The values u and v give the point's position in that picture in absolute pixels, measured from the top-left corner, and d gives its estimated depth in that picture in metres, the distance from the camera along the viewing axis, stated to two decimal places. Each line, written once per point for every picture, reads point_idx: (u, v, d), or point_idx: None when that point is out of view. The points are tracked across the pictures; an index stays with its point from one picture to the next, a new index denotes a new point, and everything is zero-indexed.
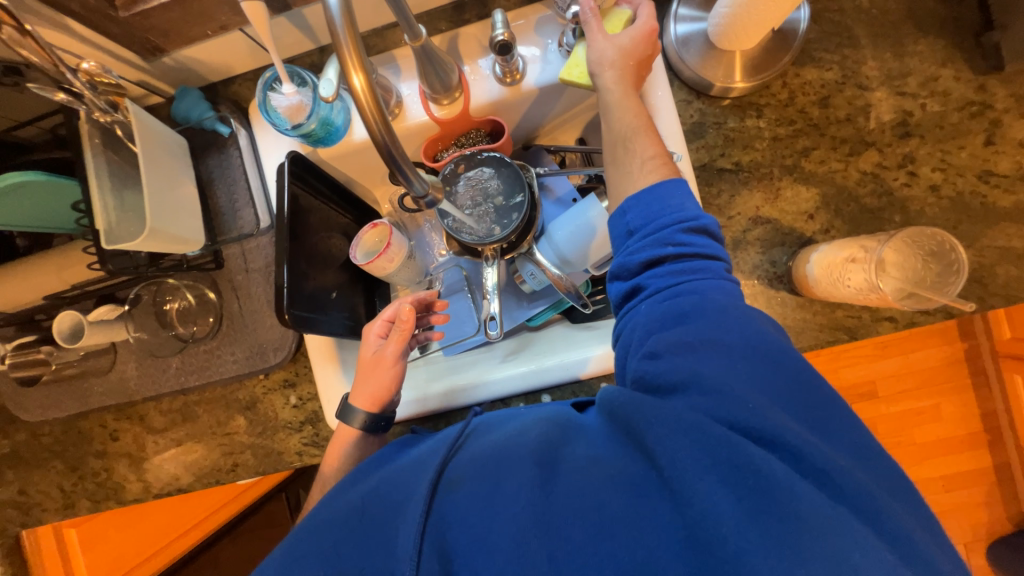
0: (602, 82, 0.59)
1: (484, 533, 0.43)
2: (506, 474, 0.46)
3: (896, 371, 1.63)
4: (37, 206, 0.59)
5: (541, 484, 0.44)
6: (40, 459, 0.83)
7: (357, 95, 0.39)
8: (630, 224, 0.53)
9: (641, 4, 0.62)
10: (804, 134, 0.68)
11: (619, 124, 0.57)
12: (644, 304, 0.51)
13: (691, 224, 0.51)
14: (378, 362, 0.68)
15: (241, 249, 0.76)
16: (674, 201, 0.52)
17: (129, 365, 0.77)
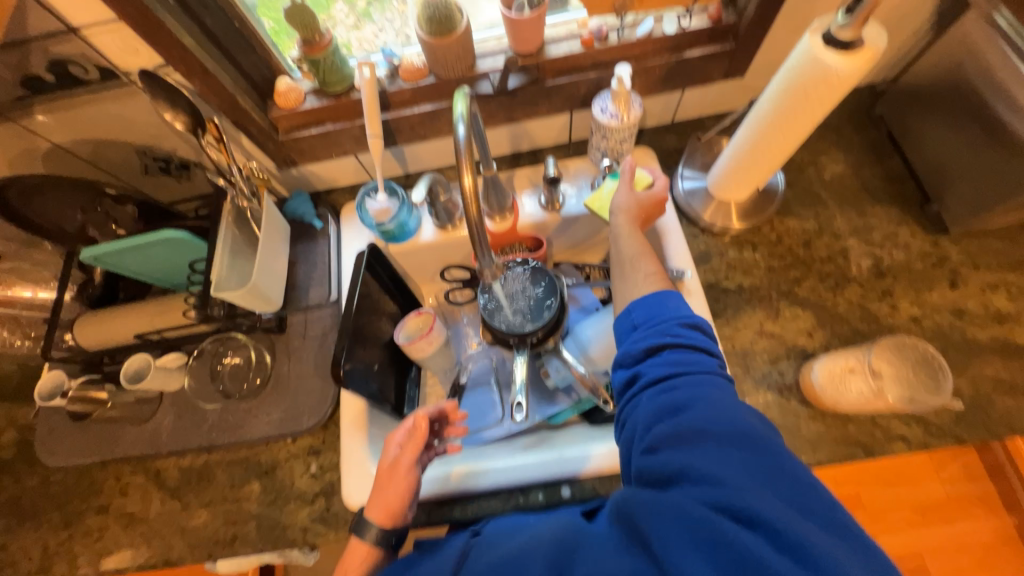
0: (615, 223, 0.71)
1: None
2: (513, 567, 0.50)
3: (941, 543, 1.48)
4: (170, 256, 0.73)
5: (540, 572, 0.48)
6: (38, 511, 0.81)
7: (466, 191, 0.54)
8: (634, 321, 0.60)
9: (660, 176, 0.78)
10: (793, 267, 0.81)
11: (625, 249, 0.66)
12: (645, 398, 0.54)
13: (687, 321, 0.57)
14: (392, 472, 0.68)
15: (304, 318, 0.86)
16: (674, 304, 0.59)
17: (168, 416, 0.81)
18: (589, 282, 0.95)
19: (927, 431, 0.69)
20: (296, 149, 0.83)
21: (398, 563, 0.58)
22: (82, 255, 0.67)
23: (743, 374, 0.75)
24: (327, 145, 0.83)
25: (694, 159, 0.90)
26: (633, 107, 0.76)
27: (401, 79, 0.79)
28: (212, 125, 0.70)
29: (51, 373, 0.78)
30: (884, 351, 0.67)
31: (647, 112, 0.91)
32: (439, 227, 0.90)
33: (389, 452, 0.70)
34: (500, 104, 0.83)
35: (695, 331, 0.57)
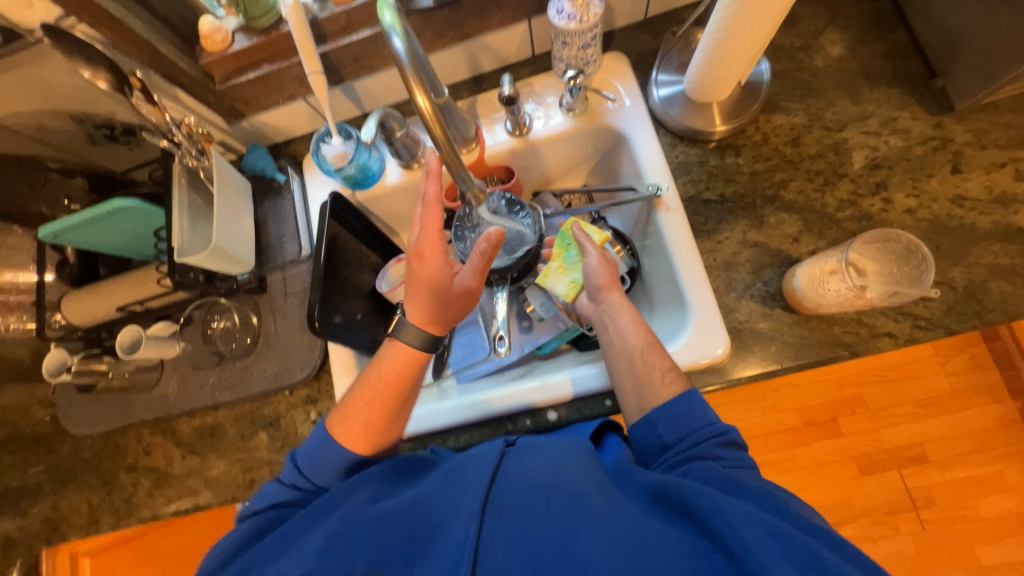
0: (607, 302, 0.73)
1: (533, 552, 0.48)
2: (567, 505, 0.50)
3: (943, 433, 1.53)
4: (126, 226, 0.71)
5: (589, 515, 0.49)
6: (76, 473, 0.88)
7: (422, 111, 0.50)
8: (665, 439, 0.60)
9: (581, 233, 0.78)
10: (780, 168, 0.76)
11: (634, 340, 0.67)
12: (690, 417, 0.60)
13: (724, 438, 0.57)
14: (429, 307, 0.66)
15: (282, 275, 0.86)
16: (700, 411, 0.60)
17: (171, 380, 0.85)
18: (569, 210, 0.91)
19: (917, 325, 0.67)
20: (238, 98, 0.78)
21: (412, 462, 0.63)
22: (40, 233, 0.66)
23: (726, 287, 0.73)
24: (269, 90, 0.77)
25: (670, 61, 0.81)
26: (592, 4, 0.68)
27: (334, 4, 0.72)
28: (138, 81, 0.64)
29: (52, 352, 0.80)
30: (864, 249, 0.64)
31: (614, 10, 0.81)
32: (404, 166, 0.87)
33: (417, 303, 0.67)
34: (446, 19, 0.75)
35: (732, 447, 0.57)
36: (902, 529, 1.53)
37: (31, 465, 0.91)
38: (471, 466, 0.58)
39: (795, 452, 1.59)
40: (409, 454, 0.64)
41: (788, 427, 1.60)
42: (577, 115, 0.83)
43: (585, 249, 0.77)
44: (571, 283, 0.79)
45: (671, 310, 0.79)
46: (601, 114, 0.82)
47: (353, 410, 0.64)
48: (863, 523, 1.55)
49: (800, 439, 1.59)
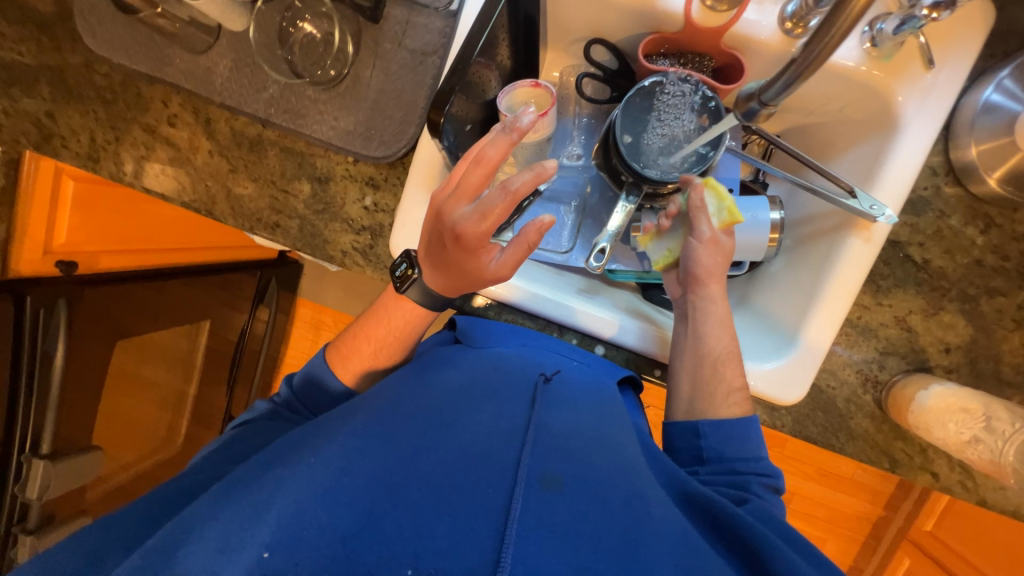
0: (700, 292, 0.66)
1: (579, 544, 0.42)
2: (611, 505, 0.46)
3: (816, 499, 1.76)
4: None
5: (647, 523, 0.45)
6: (81, 95, 0.74)
7: None
8: (703, 450, 0.61)
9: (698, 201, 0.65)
10: (1004, 274, 0.62)
11: (715, 345, 0.64)
12: (735, 458, 0.60)
13: (766, 479, 0.59)
14: (479, 248, 0.53)
15: (406, 18, 0.65)
16: (747, 442, 0.60)
17: (226, 60, 0.68)
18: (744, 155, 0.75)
19: (967, 483, 0.66)
20: None
21: (443, 355, 0.63)
22: None
23: (845, 348, 0.66)
24: None
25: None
26: None
27: None
28: None
29: None
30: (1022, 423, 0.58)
31: None
32: None
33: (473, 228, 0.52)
34: None
35: (770, 488, 0.59)
36: None
37: (27, 50, 0.74)
38: (511, 401, 0.54)
39: None
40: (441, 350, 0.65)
41: None
42: (870, 58, 0.60)
43: (695, 223, 0.66)
44: (668, 251, 0.72)
45: (765, 332, 0.71)
46: (893, 76, 0.60)
47: (340, 344, 0.66)
48: None
49: None
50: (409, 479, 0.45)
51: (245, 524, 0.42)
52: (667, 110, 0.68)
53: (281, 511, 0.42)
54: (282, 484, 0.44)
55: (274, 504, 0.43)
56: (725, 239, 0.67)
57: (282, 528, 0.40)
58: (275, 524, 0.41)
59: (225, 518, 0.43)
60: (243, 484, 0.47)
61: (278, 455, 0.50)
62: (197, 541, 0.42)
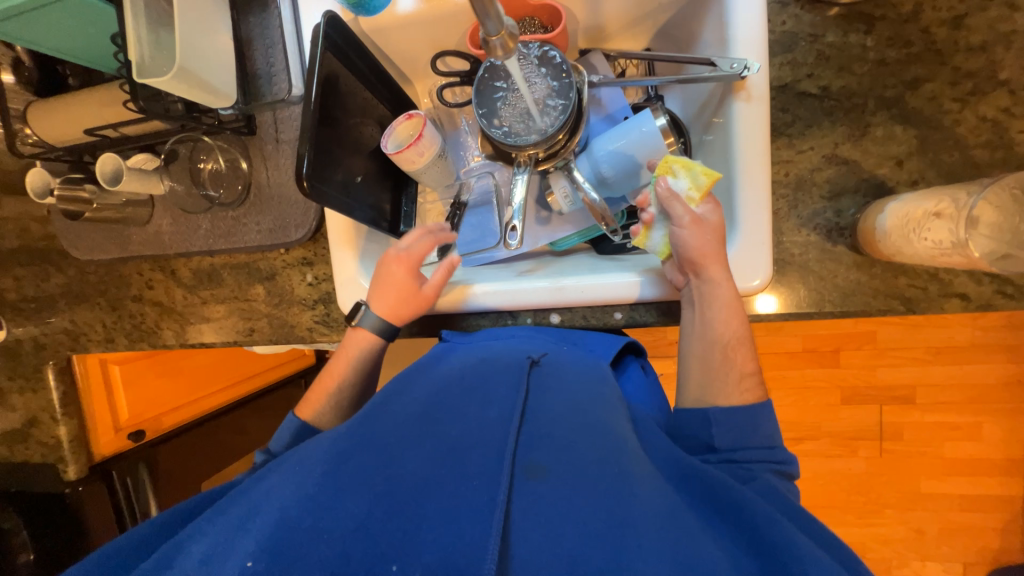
0: (702, 279, 0.60)
1: (559, 524, 0.42)
2: (597, 473, 0.45)
3: (940, 381, 1.53)
4: (75, 28, 0.58)
5: (637, 496, 0.43)
6: (86, 294, 0.90)
7: None
8: (715, 441, 0.56)
9: (670, 194, 0.60)
10: (918, 60, 0.56)
11: (724, 332, 0.59)
12: (757, 438, 0.56)
13: (779, 464, 0.55)
14: (413, 268, 0.70)
15: (274, 117, 0.74)
16: (762, 430, 0.57)
17: (164, 219, 0.80)
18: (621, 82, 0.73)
19: (1001, 290, 0.57)
20: None
21: (426, 364, 0.67)
22: None
23: (789, 211, 0.61)
24: None
25: None
26: None
27: None
28: None
29: (31, 171, 0.74)
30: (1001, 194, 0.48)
31: None
32: None
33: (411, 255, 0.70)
34: None
35: (783, 475, 0.55)
36: (861, 453, 1.60)
37: (42, 280, 0.93)
38: (495, 390, 0.56)
39: (786, 374, 1.60)
40: (426, 355, 0.70)
41: (787, 350, 1.59)
42: None
43: (670, 211, 0.61)
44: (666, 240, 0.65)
45: None
46: None
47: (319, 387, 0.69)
48: (824, 443, 1.61)
49: (795, 362, 1.59)
50: (392, 481, 0.46)
51: (230, 538, 0.43)
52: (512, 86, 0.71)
53: (257, 522, 0.43)
54: (262, 503, 0.46)
55: (261, 514, 0.44)
56: (709, 213, 0.60)
57: (271, 536, 0.41)
58: (252, 531, 0.43)
59: (213, 532, 0.44)
60: (234, 502, 0.48)
61: (270, 471, 0.52)
62: (186, 556, 0.42)
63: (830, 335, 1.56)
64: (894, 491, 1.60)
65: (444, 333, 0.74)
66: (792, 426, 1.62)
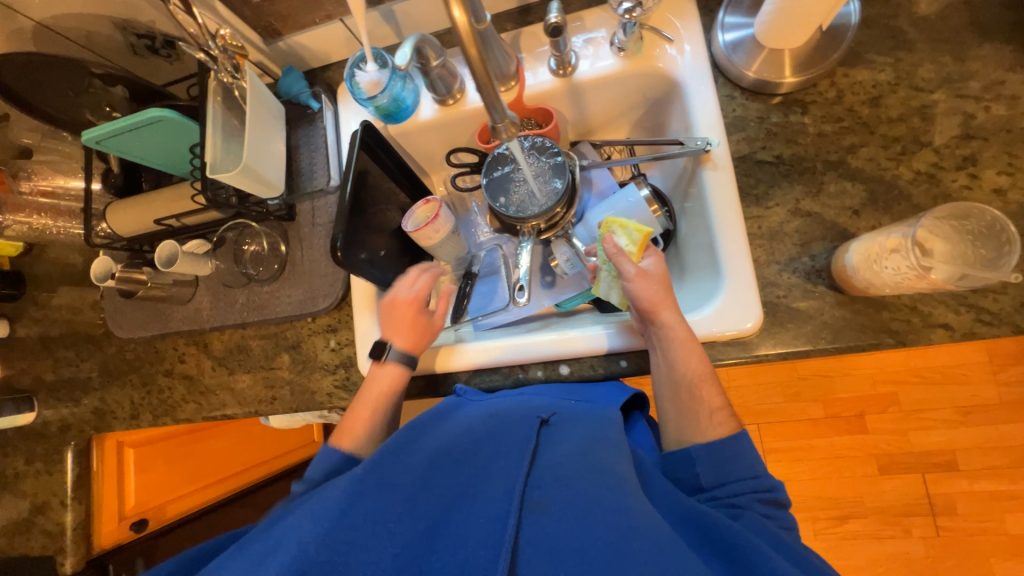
0: (657, 321, 0.66)
1: (557, 560, 0.45)
2: (598, 511, 0.48)
3: (980, 443, 1.45)
4: (165, 140, 0.72)
5: (637, 529, 0.46)
6: (120, 372, 0.95)
7: (457, 25, 0.47)
8: (703, 479, 0.59)
9: (615, 248, 0.70)
10: (851, 131, 0.67)
11: (684, 371, 0.64)
12: (748, 479, 0.59)
13: (765, 494, 0.58)
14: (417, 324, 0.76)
15: (311, 205, 0.86)
16: (744, 461, 0.60)
17: (205, 297, 0.89)
18: (607, 164, 0.86)
19: (979, 319, 0.61)
20: (276, 14, 0.79)
21: (440, 411, 0.67)
22: (83, 138, 0.66)
23: (768, 258, 0.68)
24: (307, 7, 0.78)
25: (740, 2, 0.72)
26: None
27: None
28: None
29: (99, 258, 0.85)
30: (938, 225, 0.55)
31: None
32: (439, 102, 0.84)
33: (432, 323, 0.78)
34: None
35: (773, 504, 0.58)
36: (913, 532, 1.46)
37: (80, 362, 0.99)
38: (506, 436, 0.59)
39: (813, 442, 1.52)
40: (438, 404, 0.70)
41: (810, 417, 1.54)
42: (627, 56, 0.76)
43: (619, 266, 0.70)
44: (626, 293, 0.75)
45: (703, 280, 0.74)
46: (653, 57, 0.75)
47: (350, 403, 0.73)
48: (871, 521, 1.47)
49: (821, 430, 1.52)
50: (400, 514, 0.49)
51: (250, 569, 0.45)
52: (516, 173, 0.83)
53: (272, 551, 0.46)
54: (277, 533, 0.49)
55: (279, 549, 0.46)
56: (652, 265, 0.70)
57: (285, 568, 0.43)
58: (267, 562, 0.45)
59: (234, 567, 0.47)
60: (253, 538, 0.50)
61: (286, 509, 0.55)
62: None
63: (850, 398, 1.52)
64: None
65: (456, 387, 0.76)
66: (832, 503, 1.49)
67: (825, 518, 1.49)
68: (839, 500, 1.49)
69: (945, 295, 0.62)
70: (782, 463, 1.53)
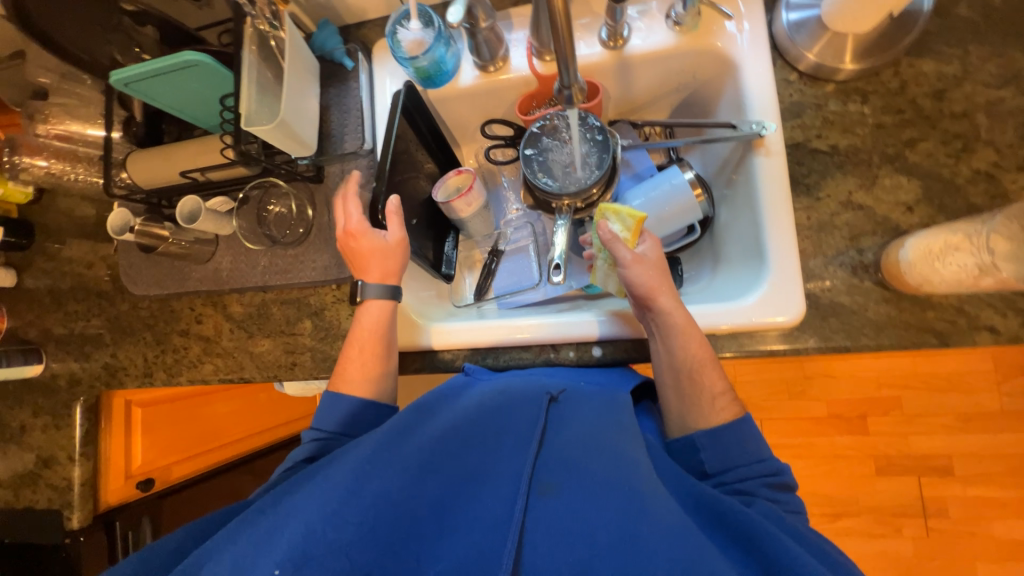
0: (655, 306, 0.64)
1: (569, 541, 0.45)
2: (608, 495, 0.47)
3: (977, 450, 1.47)
4: (197, 88, 0.69)
5: (650, 510, 0.45)
6: (133, 329, 0.93)
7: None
8: (709, 465, 0.59)
9: (608, 233, 0.68)
10: (911, 124, 0.65)
11: (684, 357, 0.62)
12: (753, 463, 0.58)
13: (772, 478, 0.58)
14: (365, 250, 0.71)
15: (341, 168, 0.83)
16: (749, 445, 0.59)
17: (226, 258, 0.86)
18: (646, 145, 0.84)
19: None
20: None
21: (447, 391, 0.64)
22: (111, 79, 0.64)
23: (815, 250, 0.66)
24: None
25: None
26: None
27: None
28: None
29: (117, 210, 0.82)
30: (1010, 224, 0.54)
31: None
32: (480, 68, 0.81)
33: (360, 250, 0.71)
34: None
35: (780, 487, 0.58)
36: (904, 532, 1.49)
37: (91, 316, 0.96)
38: (514, 415, 0.57)
39: (814, 440, 1.54)
40: (447, 383, 0.67)
41: (814, 415, 1.55)
42: (683, 32, 0.73)
43: (614, 252, 0.67)
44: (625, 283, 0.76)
45: (741, 270, 0.73)
46: (710, 35, 0.72)
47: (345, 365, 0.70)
48: (864, 520, 1.50)
49: (823, 429, 1.54)
50: (408, 489, 0.47)
51: (257, 548, 0.43)
52: (554, 148, 0.81)
53: (278, 524, 0.44)
54: (280, 509, 0.46)
55: (285, 527, 0.43)
56: (648, 250, 0.68)
57: (294, 545, 0.41)
58: (274, 536, 0.43)
59: (237, 545, 0.44)
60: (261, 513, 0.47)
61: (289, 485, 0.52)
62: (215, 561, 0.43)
63: (855, 399, 1.53)
64: None
65: (465, 363, 0.75)
66: (828, 500, 1.52)
67: (820, 514, 1.51)
68: (835, 498, 1.52)
69: (994, 298, 0.61)
70: (783, 459, 1.55)
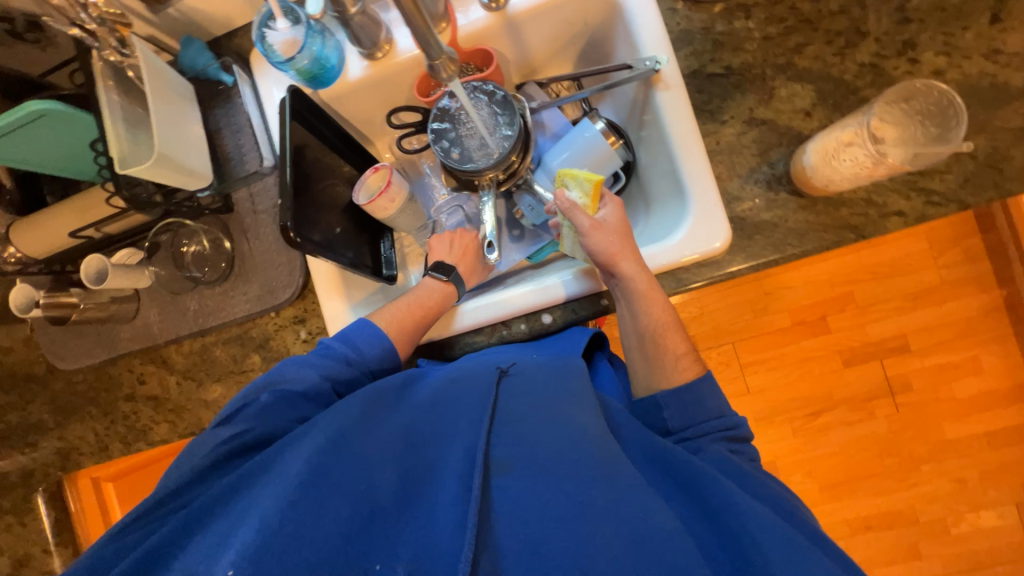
0: (617, 271, 0.66)
1: (525, 517, 0.45)
2: (563, 464, 0.48)
3: (928, 324, 1.58)
4: (59, 140, 0.63)
5: (600, 477, 0.47)
6: (75, 406, 0.88)
7: None
8: (669, 422, 0.61)
9: (567, 202, 0.68)
10: (795, 31, 0.66)
11: (648, 321, 0.65)
12: (710, 420, 0.60)
13: (727, 429, 0.60)
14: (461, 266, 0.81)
15: (248, 191, 0.80)
16: (707, 403, 0.61)
17: (152, 311, 0.82)
18: (558, 102, 0.82)
19: (930, 202, 0.63)
20: None
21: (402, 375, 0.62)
22: None
23: (729, 173, 0.68)
24: None
25: None
26: None
27: None
28: None
29: (17, 287, 0.76)
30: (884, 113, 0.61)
31: None
32: (366, 57, 0.78)
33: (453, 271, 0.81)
34: None
35: (734, 437, 0.60)
36: (878, 414, 1.60)
37: (25, 403, 0.90)
38: (464, 397, 0.56)
39: (784, 350, 1.62)
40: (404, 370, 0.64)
41: (778, 327, 1.62)
42: None
43: (574, 220, 0.68)
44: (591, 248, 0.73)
45: (670, 203, 0.73)
46: None
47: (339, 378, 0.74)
48: (842, 412, 1.60)
49: (790, 337, 1.62)
50: (363, 486, 0.46)
51: (204, 559, 0.41)
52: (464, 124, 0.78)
53: (229, 531, 0.42)
54: (233, 511, 0.45)
55: (238, 530, 0.42)
56: (608, 216, 0.69)
57: (251, 547, 0.39)
58: (227, 542, 0.41)
59: (192, 552, 0.42)
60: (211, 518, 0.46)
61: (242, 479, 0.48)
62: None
63: (813, 303, 1.61)
64: (922, 443, 1.59)
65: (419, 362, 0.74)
66: (806, 401, 1.61)
67: (802, 415, 1.61)
68: (813, 398, 1.61)
69: (899, 183, 0.64)
70: (759, 374, 1.63)
